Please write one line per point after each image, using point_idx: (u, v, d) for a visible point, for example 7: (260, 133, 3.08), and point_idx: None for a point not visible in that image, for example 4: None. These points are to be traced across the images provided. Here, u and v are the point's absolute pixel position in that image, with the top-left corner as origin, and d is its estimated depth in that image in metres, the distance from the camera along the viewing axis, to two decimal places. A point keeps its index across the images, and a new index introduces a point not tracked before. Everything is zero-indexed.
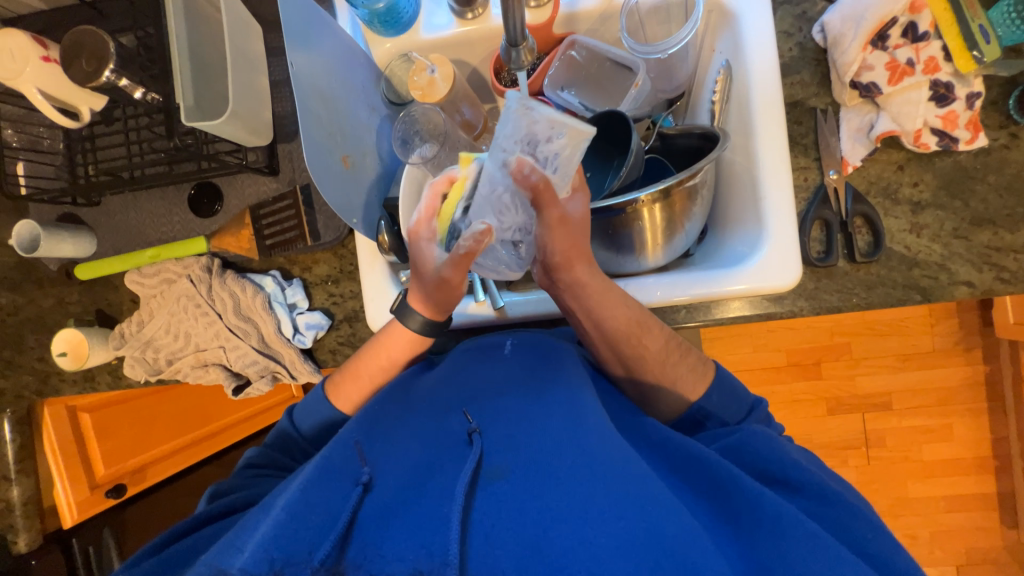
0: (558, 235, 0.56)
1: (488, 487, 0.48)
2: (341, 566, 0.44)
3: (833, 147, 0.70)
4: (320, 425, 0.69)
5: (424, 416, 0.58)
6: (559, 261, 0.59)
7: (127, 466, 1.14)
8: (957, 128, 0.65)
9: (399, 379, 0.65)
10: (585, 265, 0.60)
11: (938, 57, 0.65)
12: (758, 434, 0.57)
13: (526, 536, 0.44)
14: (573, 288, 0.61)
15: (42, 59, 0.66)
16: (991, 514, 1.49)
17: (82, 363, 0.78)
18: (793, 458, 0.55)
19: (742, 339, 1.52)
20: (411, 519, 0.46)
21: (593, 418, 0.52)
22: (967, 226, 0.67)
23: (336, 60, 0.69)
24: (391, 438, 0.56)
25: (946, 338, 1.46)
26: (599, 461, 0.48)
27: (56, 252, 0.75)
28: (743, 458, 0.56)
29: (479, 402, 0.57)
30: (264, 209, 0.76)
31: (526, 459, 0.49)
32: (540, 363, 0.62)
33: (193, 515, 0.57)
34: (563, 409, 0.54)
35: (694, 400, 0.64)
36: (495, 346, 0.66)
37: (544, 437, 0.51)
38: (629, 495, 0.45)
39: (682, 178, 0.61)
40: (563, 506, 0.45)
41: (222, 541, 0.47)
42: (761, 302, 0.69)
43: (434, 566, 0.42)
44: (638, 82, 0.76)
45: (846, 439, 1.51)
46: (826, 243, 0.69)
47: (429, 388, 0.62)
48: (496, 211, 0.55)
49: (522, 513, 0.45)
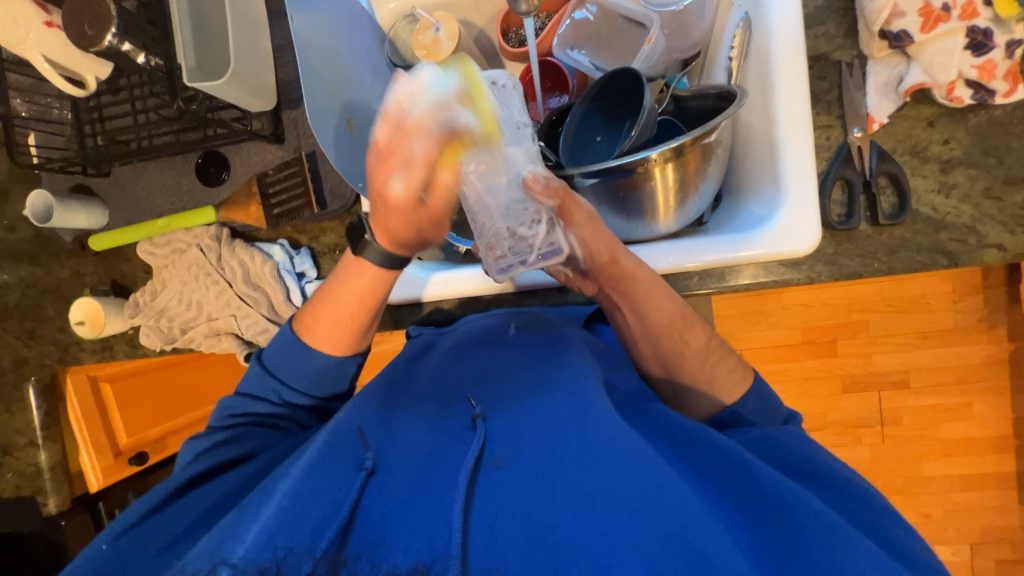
0: (589, 233, 0.55)
1: (490, 475, 0.48)
2: (343, 557, 0.44)
3: (859, 103, 0.66)
4: (298, 378, 0.64)
5: (427, 403, 0.58)
6: (607, 260, 0.58)
7: (147, 436, 1.19)
8: (993, 79, 0.61)
9: (399, 367, 0.66)
10: (630, 254, 0.60)
11: (976, 1, 0.61)
12: (786, 432, 0.58)
13: (530, 527, 0.44)
14: (617, 277, 0.60)
15: (46, 24, 0.65)
16: (1008, 494, 1.46)
17: (99, 331, 0.79)
18: (825, 459, 0.56)
19: (756, 318, 1.49)
20: (414, 512, 0.46)
21: (599, 406, 0.52)
22: (1000, 186, 0.63)
23: (339, 21, 0.68)
24: (395, 426, 0.56)
25: (970, 314, 1.41)
26: (604, 448, 0.48)
27: (70, 222, 0.76)
28: (770, 453, 0.56)
29: (482, 388, 0.58)
30: (268, 178, 0.74)
31: (529, 447, 0.50)
32: (545, 347, 0.62)
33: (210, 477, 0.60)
34: (568, 395, 0.54)
35: (728, 404, 0.63)
36: (498, 332, 0.66)
37: (550, 424, 0.51)
38: (633, 481, 0.45)
39: (696, 136, 0.59)
40: (567, 495, 0.45)
41: (220, 528, 0.47)
42: (777, 268, 0.66)
43: (437, 559, 0.42)
44: (652, 38, 0.72)
45: (861, 417, 1.49)
46: (847, 205, 0.66)
47: (430, 374, 0.63)
48: (526, 221, 0.52)
49: (526, 499, 0.46)
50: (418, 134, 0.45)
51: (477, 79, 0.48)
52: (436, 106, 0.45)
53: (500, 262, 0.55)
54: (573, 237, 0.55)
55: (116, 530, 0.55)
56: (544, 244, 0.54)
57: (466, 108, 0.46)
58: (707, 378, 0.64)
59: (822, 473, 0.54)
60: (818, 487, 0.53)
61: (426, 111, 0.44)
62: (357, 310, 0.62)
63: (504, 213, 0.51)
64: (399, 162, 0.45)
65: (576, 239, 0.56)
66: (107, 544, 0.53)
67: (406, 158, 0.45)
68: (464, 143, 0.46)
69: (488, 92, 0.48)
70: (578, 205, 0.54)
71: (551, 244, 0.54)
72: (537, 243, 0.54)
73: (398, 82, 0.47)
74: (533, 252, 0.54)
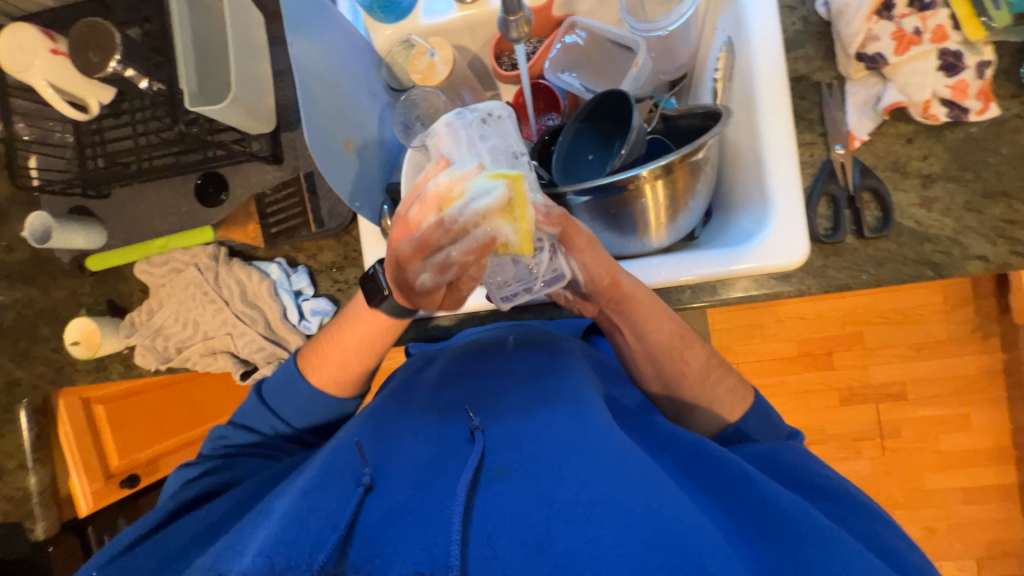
0: (589, 258, 0.57)
1: (489, 486, 0.48)
2: (342, 568, 0.43)
3: (839, 121, 0.69)
4: (298, 404, 0.65)
5: (426, 413, 0.58)
6: (606, 283, 0.60)
7: (138, 458, 1.17)
8: (967, 98, 0.64)
9: (399, 383, 0.66)
10: (629, 277, 0.61)
11: (945, 25, 0.64)
12: (785, 447, 0.59)
13: (531, 537, 0.44)
14: (618, 298, 0.61)
15: (51, 52, 0.67)
16: (1010, 507, 1.46)
17: (94, 351, 0.79)
18: (821, 469, 0.56)
19: (752, 330, 1.50)
20: (413, 523, 0.46)
21: (596, 417, 0.53)
22: (979, 200, 0.65)
23: (338, 47, 0.70)
24: (396, 439, 0.56)
25: (962, 325, 1.43)
26: (604, 459, 0.48)
27: (68, 243, 0.77)
28: (770, 466, 0.57)
29: (482, 400, 0.59)
30: (266, 199, 0.76)
31: (529, 458, 0.50)
32: (543, 360, 0.63)
33: (194, 499, 0.60)
34: (566, 406, 0.55)
35: (732, 422, 0.64)
36: (497, 344, 0.67)
37: (551, 436, 0.52)
38: (631, 493, 0.46)
39: (684, 154, 0.61)
40: (567, 504, 0.45)
41: (218, 546, 0.47)
42: (767, 281, 0.68)
43: (436, 568, 0.42)
44: (638, 61, 0.75)
45: (859, 430, 1.49)
46: (833, 219, 0.68)
47: (427, 387, 0.63)
48: (529, 252, 0.56)
49: (525, 510, 0.45)
50: (458, 243, 0.48)
51: (525, 192, 0.48)
52: (478, 220, 0.47)
53: (504, 291, 0.60)
54: (574, 263, 0.58)
55: (114, 552, 0.54)
56: (547, 271, 0.58)
57: (507, 220, 0.47)
58: (703, 392, 0.64)
59: (819, 486, 0.54)
60: (817, 500, 0.53)
61: (469, 225, 0.47)
62: (363, 346, 0.63)
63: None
64: (430, 258, 0.49)
65: (577, 263, 0.58)
66: (103, 570, 0.52)
67: (437, 257, 0.49)
68: (498, 252, 0.48)
69: (530, 206, 0.48)
70: (579, 234, 0.56)
71: (553, 271, 0.58)
72: (540, 270, 0.57)
73: (432, 168, 0.52)
74: (537, 280, 0.58)
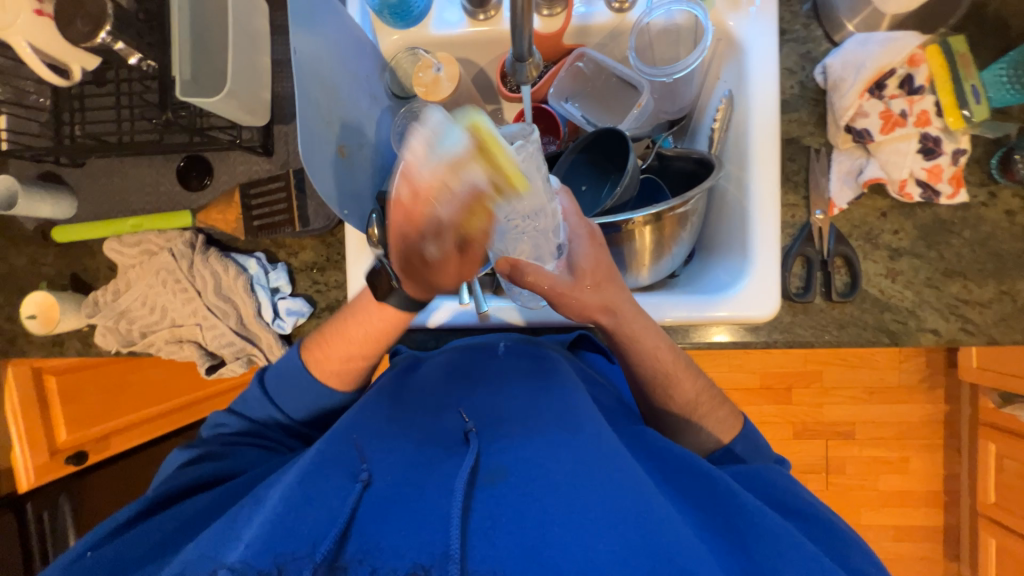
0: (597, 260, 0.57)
1: (486, 488, 0.48)
2: (341, 562, 0.43)
3: (823, 187, 0.71)
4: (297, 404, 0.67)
5: (422, 414, 0.59)
6: (600, 307, 0.59)
7: (89, 434, 1.13)
8: (940, 181, 0.68)
9: (392, 379, 0.65)
10: (628, 299, 0.61)
11: (929, 111, 0.68)
12: (773, 468, 0.61)
13: (527, 541, 0.44)
14: (615, 329, 0.62)
15: (36, 12, 0.63)
16: (935, 546, 1.57)
17: (51, 327, 0.76)
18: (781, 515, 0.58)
19: (720, 358, 1.55)
20: (409, 517, 0.46)
21: (589, 427, 0.54)
22: (939, 277, 0.69)
23: (342, 46, 0.68)
24: (395, 435, 0.55)
25: (913, 374, 1.51)
26: (598, 470, 0.50)
27: (35, 212, 0.73)
28: (760, 486, 0.59)
29: (473, 404, 0.60)
30: (253, 189, 0.73)
31: (524, 464, 0.50)
32: (534, 366, 0.64)
33: (171, 489, 0.57)
34: (560, 415, 0.56)
35: (722, 443, 0.66)
36: (490, 346, 0.69)
37: (546, 442, 0.52)
38: (625, 500, 0.47)
39: (674, 205, 0.63)
40: (564, 514, 0.46)
41: (213, 532, 0.47)
42: (738, 331, 0.71)
43: (435, 562, 0.42)
44: (642, 103, 0.77)
45: (809, 464, 1.56)
46: (805, 280, 0.71)
47: (423, 388, 0.63)
48: (547, 248, 0.53)
49: (524, 514, 0.46)
50: (437, 192, 0.40)
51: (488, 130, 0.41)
52: (449, 168, 0.39)
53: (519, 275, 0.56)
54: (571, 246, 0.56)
55: (95, 537, 0.52)
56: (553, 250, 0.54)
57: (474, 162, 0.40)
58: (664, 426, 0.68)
59: None
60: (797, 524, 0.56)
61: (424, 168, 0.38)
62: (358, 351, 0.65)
63: (540, 235, 0.51)
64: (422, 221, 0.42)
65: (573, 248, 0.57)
66: (91, 550, 0.51)
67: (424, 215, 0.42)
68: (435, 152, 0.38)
69: (502, 142, 0.42)
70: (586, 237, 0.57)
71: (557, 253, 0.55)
72: (551, 250, 0.54)
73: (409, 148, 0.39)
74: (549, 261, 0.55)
